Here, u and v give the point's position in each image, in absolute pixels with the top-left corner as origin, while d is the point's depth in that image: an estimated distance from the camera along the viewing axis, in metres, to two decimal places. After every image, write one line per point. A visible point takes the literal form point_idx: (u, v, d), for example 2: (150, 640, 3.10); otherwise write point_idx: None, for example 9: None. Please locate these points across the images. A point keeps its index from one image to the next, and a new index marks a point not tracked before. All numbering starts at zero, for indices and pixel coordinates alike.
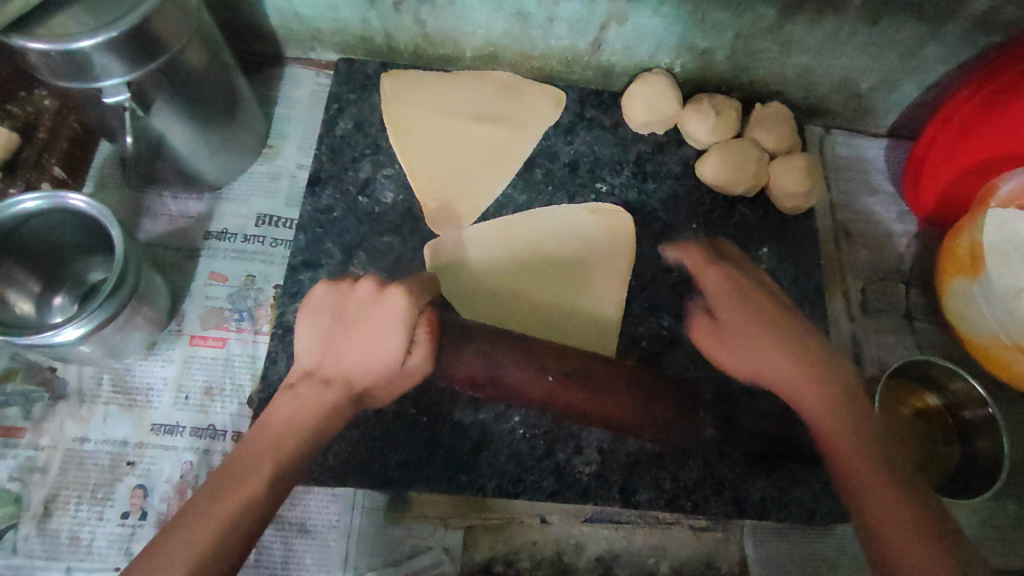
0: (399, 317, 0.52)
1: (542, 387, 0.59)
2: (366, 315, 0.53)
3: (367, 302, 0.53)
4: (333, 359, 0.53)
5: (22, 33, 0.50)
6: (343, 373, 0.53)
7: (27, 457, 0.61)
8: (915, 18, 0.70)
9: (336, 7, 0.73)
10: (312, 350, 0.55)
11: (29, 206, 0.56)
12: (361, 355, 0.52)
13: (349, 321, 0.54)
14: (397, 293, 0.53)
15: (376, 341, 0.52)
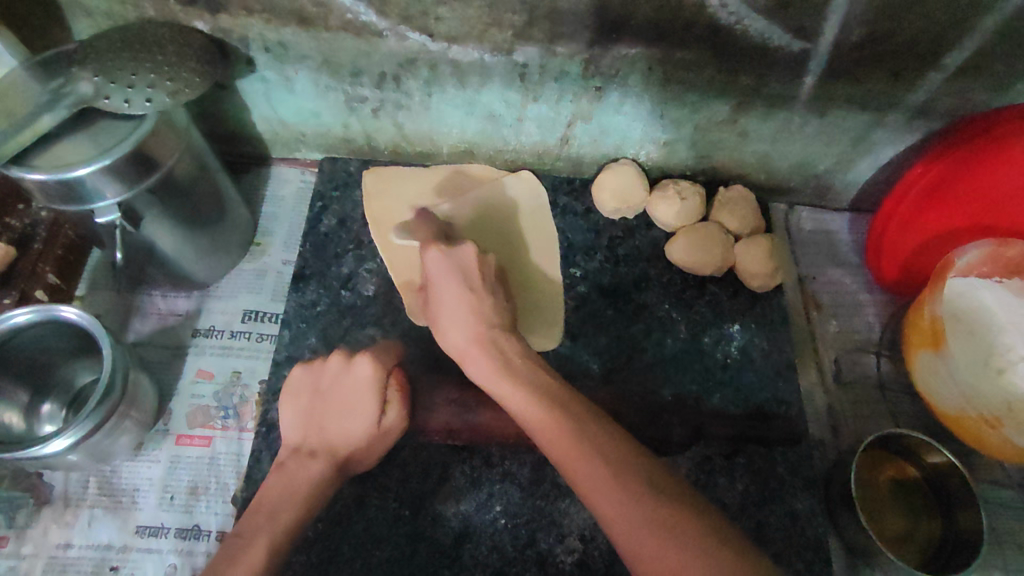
0: (372, 381, 0.62)
1: (513, 422, 0.68)
2: (341, 383, 0.61)
3: (340, 372, 0.62)
4: (315, 428, 0.59)
5: (23, 164, 0.56)
6: (329, 442, 0.59)
7: (8, 567, 0.62)
8: (857, 111, 0.75)
9: (320, 114, 0.79)
10: (295, 427, 0.60)
11: (22, 320, 0.58)
12: (344, 422, 0.59)
13: (327, 394, 0.61)
14: (368, 361, 0.63)
15: (355, 407, 0.60)
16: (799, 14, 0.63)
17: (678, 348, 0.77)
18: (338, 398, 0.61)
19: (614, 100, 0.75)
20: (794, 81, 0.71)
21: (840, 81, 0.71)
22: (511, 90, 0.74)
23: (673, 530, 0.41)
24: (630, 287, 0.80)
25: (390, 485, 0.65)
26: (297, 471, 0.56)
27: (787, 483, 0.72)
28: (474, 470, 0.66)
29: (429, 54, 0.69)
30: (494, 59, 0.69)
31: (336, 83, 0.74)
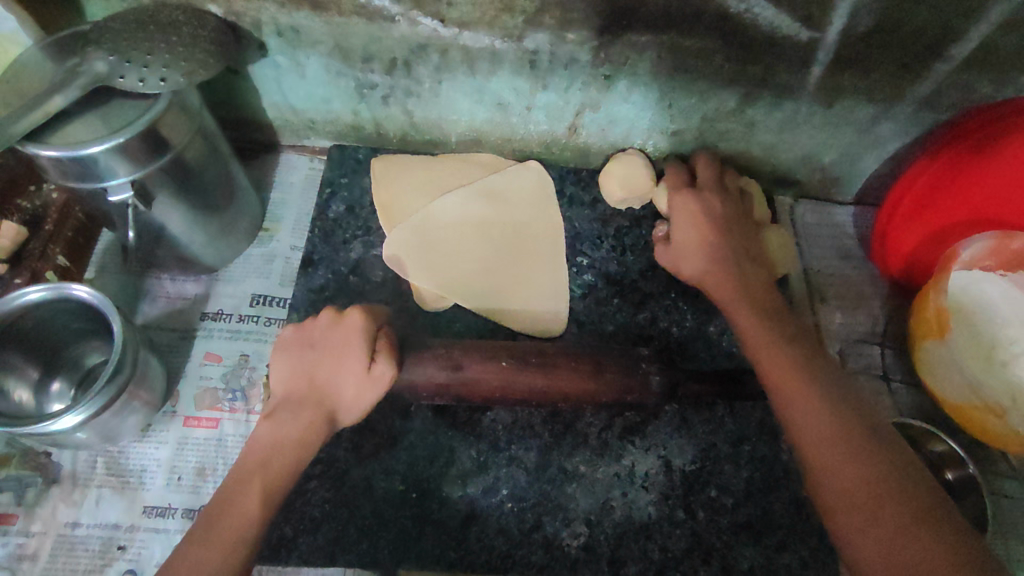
0: (357, 334, 0.58)
1: (497, 375, 0.65)
2: (330, 337, 0.58)
3: (328, 326, 0.59)
4: (303, 377, 0.58)
5: (36, 142, 0.56)
6: (318, 392, 0.57)
7: (17, 544, 0.62)
8: (864, 102, 0.75)
9: (330, 100, 0.80)
10: (286, 378, 0.58)
11: (35, 297, 0.59)
12: (334, 371, 0.57)
13: (317, 346, 0.59)
14: (359, 313, 0.59)
15: (342, 358, 0.57)
16: (808, 4, 0.64)
17: (685, 336, 0.77)
18: (326, 351, 0.58)
19: (623, 89, 0.75)
20: (802, 71, 0.71)
21: (848, 72, 0.71)
22: (521, 78, 0.74)
23: (858, 441, 0.50)
24: (637, 276, 0.81)
25: (397, 468, 0.65)
26: (282, 428, 0.55)
27: None
28: (481, 455, 0.66)
29: (440, 40, 0.70)
30: (505, 46, 0.70)
31: (347, 69, 0.74)
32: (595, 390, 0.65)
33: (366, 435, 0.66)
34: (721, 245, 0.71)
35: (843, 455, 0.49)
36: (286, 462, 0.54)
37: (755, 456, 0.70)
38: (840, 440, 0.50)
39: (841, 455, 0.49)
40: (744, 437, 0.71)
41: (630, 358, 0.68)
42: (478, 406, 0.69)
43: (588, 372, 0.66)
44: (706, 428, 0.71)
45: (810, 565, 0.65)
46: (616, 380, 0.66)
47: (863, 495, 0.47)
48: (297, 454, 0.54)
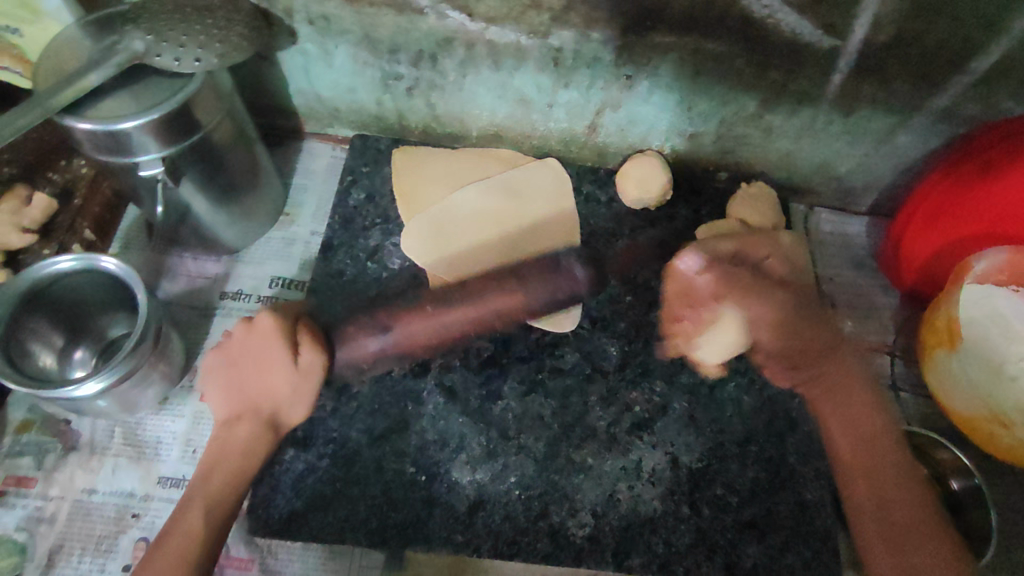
0: (274, 334, 0.59)
1: (427, 321, 0.69)
2: (248, 350, 0.59)
3: (242, 338, 0.59)
4: (238, 389, 0.59)
5: (73, 115, 0.58)
6: (251, 402, 0.58)
7: (35, 507, 0.63)
8: (883, 111, 0.76)
9: (355, 90, 0.81)
10: (221, 400, 0.60)
11: (66, 265, 0.60)
12: (264, 381, 0.59)
13: (239, 360, 0.59)
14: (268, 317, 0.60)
15: (264, 363, 0.58)
16: (830, 11, 0.65)
17: None
18: (246, 363, 0.59)
19: (644, 90, 0.76)
20: (822, 78, 0.72)
21: (868, 81, 0.72)
22: (544, 74, 0.76)
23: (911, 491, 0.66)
24: (650, 276, 0.82)
25: (408, 451, 0.66)
26: (228, 437, 0.58)
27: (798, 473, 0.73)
28: (490, 442, 0.67)
29: (466, 34, 0.71)
30: (530, 42, 0.71)
31: (374, 59, 0.76)
32: (529, 302, 0.71)
33: (378, 418, 0.67)
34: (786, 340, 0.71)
35: (909, 509, 0.65)
36: (226, 474, 0.58)
37: (761, 457, 0.72)
38: (905, 484, 0.66)
39: (913, 508, 0.64)
40: (751, 439, 0.72)
41: (553, 261, 0.74)
42: (489, 395, 0.70)
43: (513, 286, 0.71)
44: (714, 427, 0.72)
45: (810, 565, 0.67)
46: (546, 288, 0.72)
47: (913, 552, 0.62)
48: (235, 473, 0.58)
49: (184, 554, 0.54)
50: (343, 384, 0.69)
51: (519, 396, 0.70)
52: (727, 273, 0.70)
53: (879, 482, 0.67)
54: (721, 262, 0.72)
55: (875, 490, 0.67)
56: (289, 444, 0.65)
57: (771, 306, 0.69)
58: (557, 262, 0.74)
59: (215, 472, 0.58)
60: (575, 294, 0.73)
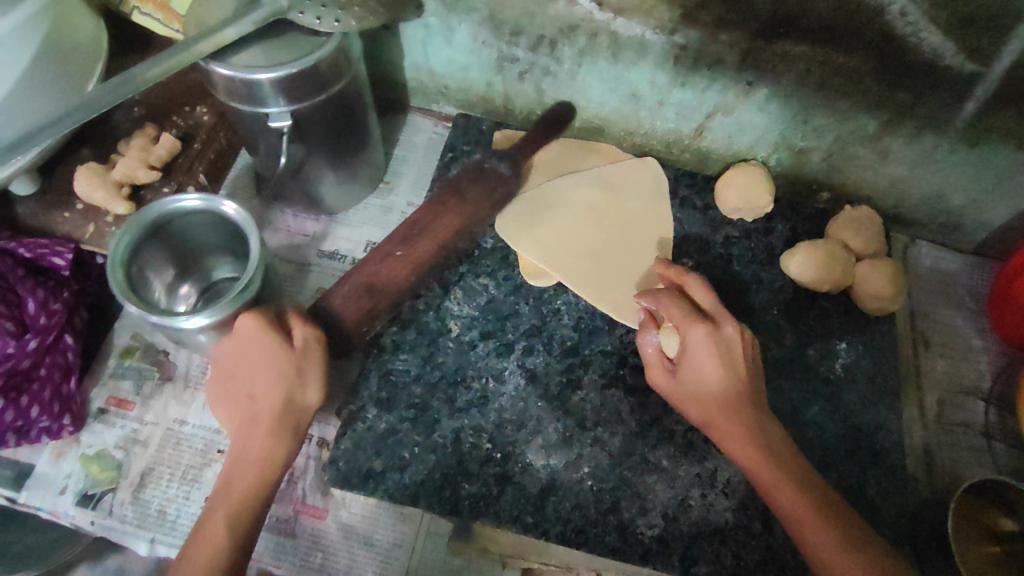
0: (259, 329, 0.57)
1: (399, 265, 0.68)
2: (237, 354, 0.58)
3: (229, 344, 0.58)
4: (239, 395, 0.58)
5: (217, 60, 0.61)
6: (260, 400, 0.56)
7: (131, 429, 0.66)
8: (1013, 147, 0.72)
9: (468, 69, 0.82)
10: (230, 415, 0.58)
11: (190, 204, 0.63)
12: (265, 383, 0.56)
13: (233, 371, 0.58)
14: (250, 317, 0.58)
15: (259, 361, 0.57)
16: (978, 34, 0.62)
17: (782, 355, 0.76)
18: (242, 366, 0.58)
19: (761, 98, 0.75)
20: (955, 104, 0.69)
21: (1004, 113, 0.69)
22: (661, 72, 0.75)
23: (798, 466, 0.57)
24: (740, 287, 0.80)
25: (485, 426, 0.66)
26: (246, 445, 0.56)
27: (877, 508, 0.70)
28: (567, 430, 0.67)
29: (592, 23, 0.71)
30: (654, 37, 0.71)
31: (494, 40, 0.77)
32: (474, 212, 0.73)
33: (459, 390, 0.68)
34: (728, 396, 0.59)
35: (780, 471, 0.56)
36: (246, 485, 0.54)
37: (839, 486, 0.70)
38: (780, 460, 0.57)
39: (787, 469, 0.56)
40: (830, 465, 0.71)
41: (476, 171, 0.75)
42: (570, 383, 0.70)
43: (453, 201, 0.72)
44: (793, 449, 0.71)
45: None
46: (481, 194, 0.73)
47: (812, 519, 0.53)
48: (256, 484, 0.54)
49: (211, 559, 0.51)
50: (429, 353, 0.70)
51: (599, 388, 0.70)
52: (689, 345, 0.61)
53: (721, 436, 0.59)
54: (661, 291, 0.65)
55: (736, 455, 0.59)
56: (373, 404, 0.67)
57: (721, 349, 0.60)
58: (479, 167, 0.75)
59: (236, 477, 0.55)
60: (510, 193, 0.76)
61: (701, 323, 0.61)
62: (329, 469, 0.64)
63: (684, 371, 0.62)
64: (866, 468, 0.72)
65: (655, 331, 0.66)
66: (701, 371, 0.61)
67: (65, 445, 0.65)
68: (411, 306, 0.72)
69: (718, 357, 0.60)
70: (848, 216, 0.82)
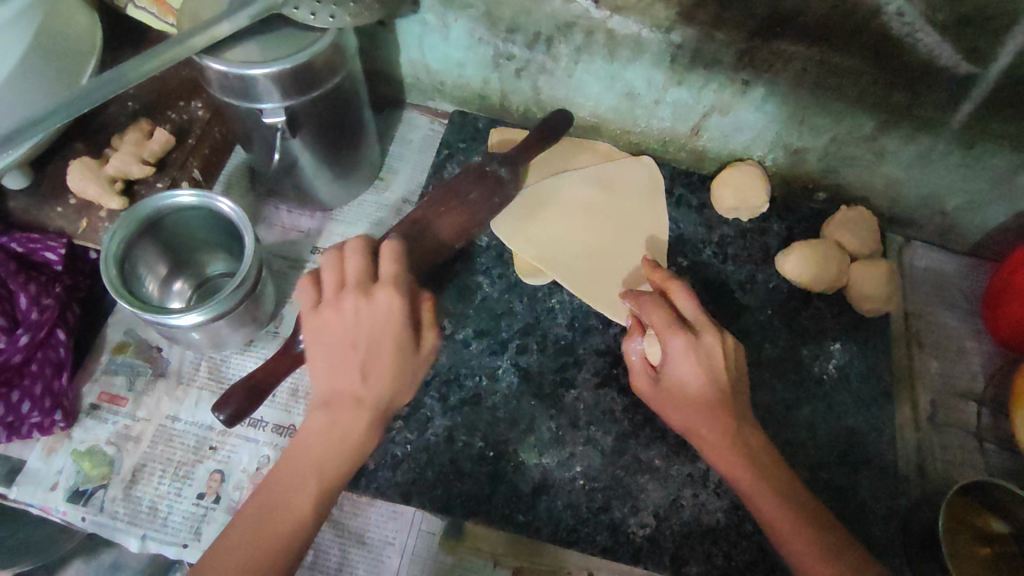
0: (400, 311, 0.55)
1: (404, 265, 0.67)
2: (364, 323, 0.54)
3: (359, 307, 0.55)
4: (350, 369, 0.54)
5: (211, 55, 0.61)
6: (378, 388, 0.54)
7: (123, 425, 0.66)
8: (1009, 148, 0.72)
9: (464, 66, 0.82)
10: (325, 379, 0.55)
11: (186, 200, 0.63)
12: (381, 368, 0.54)
13: (358, 344, 0.54)
14: (388, 288, 0.55)
15: (387, 343, 0.54)
16: (975, 36, 0.62)
17: (776, 355, 0.76)
18: (362, 341, 0.54)
19: (757, 97, 0.75)
20: (951, 105, 0.69)
21: (1000, 115, 0.69)
22: (657, 70, 0.75)
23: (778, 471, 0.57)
24: (735, 287, 0.80)
25: (478, 425, 0.66)
26: (337, 422, 0.53)
27: (868, 508, 0.70)
28: (560, 428, 0.67)
29: (589, 21, 0.71)
30: (651, 35, 0.71)
31: (490, 37, 0.76)
32: (474, 215, 0.72)
33: (453, 389, 0.68)
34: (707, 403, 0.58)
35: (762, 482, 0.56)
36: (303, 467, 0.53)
37: (831, 486, 0.71)
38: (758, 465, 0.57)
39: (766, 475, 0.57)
40: (822, 465, 0.71)
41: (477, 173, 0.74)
42: (563, 381, 0.70)
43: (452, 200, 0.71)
44: (786, 448, 0.72)
45: None
46: (482, 197, 0.73)
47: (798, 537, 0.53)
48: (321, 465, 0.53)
49: (266, 541, 0.50)
50: None
51: (592, 387, 0.70)
52: (668, 352, 0.60)
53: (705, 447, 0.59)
54: (643, 297, 0.63)
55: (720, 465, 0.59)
56: None
57: (700, 359, 0.59)
58: (479, 170, 0.74)
59: (315, 449, 0.53)
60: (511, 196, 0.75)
61: (681, 332, 0.59)
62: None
63: (666, 381, 0.61)
64: (858, 468, 0.72)
65: (640, 337, 0.66)
66: (683, 378, 0.59)
67: (56, 441, 0.65)
68: None
69: (700, 365, 0.59)
70: (843, 217, 0.82)
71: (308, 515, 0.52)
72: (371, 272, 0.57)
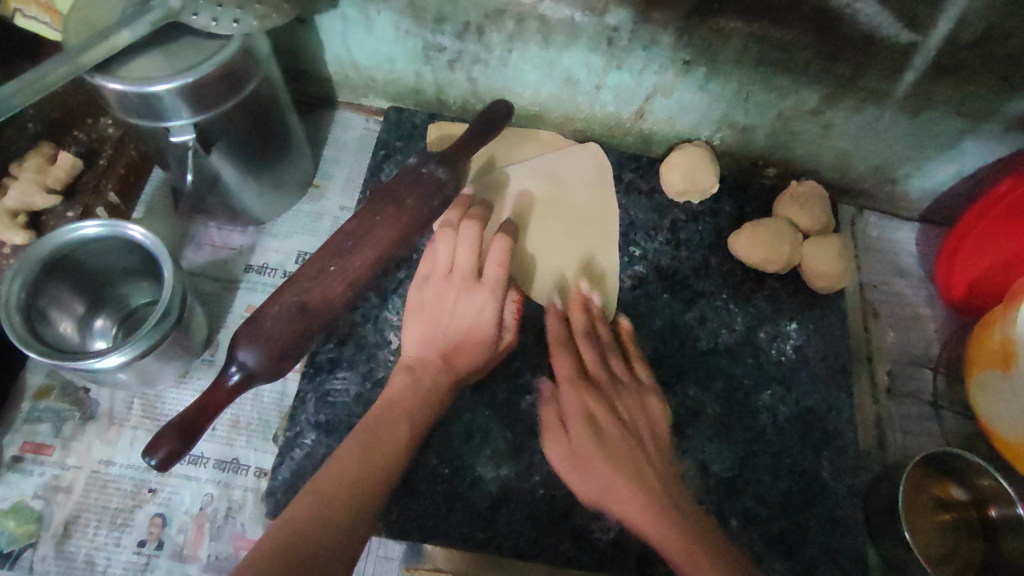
0: (493, 311, 0.62)
1: (342, 281, 0.61)
2: (460, 304, 0.62)
3: (460, 297, 0.62)
4: (440, 338, 0.62)
5: (104, 73, 0.54)
6: (454, 360, 0.62)
7: (52, 476, 0.62)
8: (954, 115, 0.71)
9: (394, 60, 0.77)
10: (416, 342, 0.63)
11: (89, 232, 0.59)
12: (465, 347, 0.62)
13: (450, 322, 0.62)
14: (488, 289, 0.62)
15: (477, 328, 0.62)
16: (915, 3, 0.59)
17: (733, 341, 0.75)
18: (454, 319, 0.62)
19: (700, 77, 0.72)
20: (894, 75, 0.67)
21: (944, 82, 0.67)
22: (595, 55, 0.71)
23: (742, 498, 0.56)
24: (690, 273, 0.78)
25: (431, 443, 0.65)
26: (416, 381, 0.60)
27: (831, 488, 0.70)
28: (517, 437, 0.66)
29: (518, 7, 0.67)
30: (585, 20, 0.67)
31: (417, 28, 0.72)
32: (413, 219, 0.66)
33: None
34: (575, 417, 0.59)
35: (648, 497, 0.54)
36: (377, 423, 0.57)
37: (794, 469, 0.70)
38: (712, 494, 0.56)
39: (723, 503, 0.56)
40: (784, 449, 0.71)
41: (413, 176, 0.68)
42: (517, 388, 0.68)
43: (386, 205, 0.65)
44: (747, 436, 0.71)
45: None
46: (420, 200, 0.66)
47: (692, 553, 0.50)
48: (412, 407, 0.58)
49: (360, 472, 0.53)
50: (368, 369, 0.66)
51: None
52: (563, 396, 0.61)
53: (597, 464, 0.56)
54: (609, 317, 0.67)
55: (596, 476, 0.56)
56: (311, 429, 0.64)
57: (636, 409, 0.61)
58: (416, 171, 0.67)
59: (400, 398, 0.59)
60: (451, 197, 0.69)
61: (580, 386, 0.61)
62: (268, 502, 0.61)
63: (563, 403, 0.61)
64: (820, 448, 0.72)
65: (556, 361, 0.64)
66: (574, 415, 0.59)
67: None
68: (347, 320, 0.68)
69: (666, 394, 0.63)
70: (795, 193, 0.80)
71: (404, 446, 0.56)
72: (478, 263, 0.64)
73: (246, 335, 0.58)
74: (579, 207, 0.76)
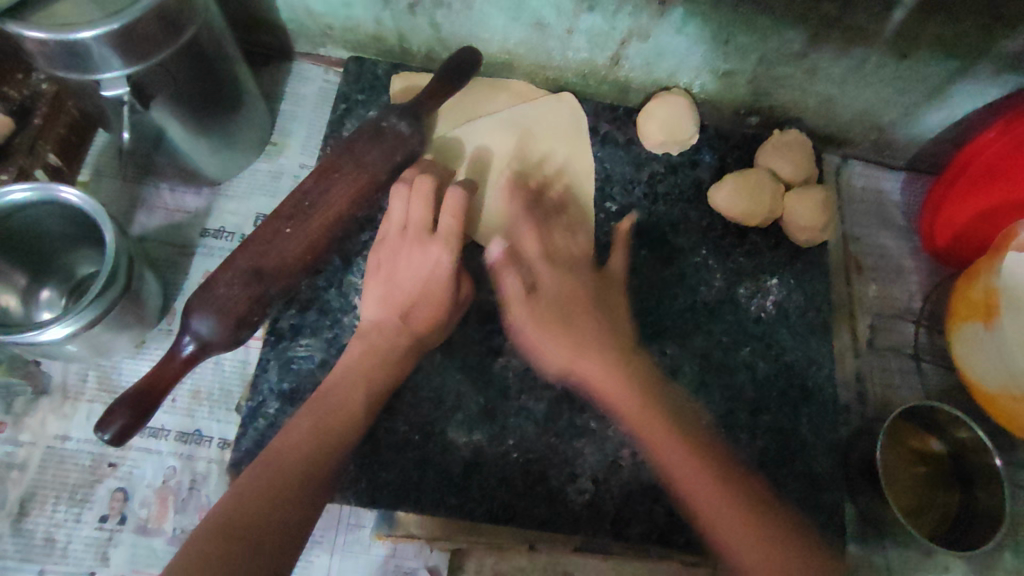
0: (447, 267, 0.59)
1: (300, 242, 0.58)
2: (413, 262, 0.59)
3: (414, 253, 0.59)
4: (399, 303, 0.59)
5: (18, 19, 0.49)
6: (412, 324, 0.59)
7: (5, 453, 0.60)
8: (944, 55, 0.67)
9: (350, 5, 0.72)
10: (374, 306, 0.60)
11: (18, 197, 0.55)
12: (425, 308, 0.59)
13: (405, 283, 0.59)
14: (440, 243, 0.59)
15: (432, 287, 0.59)
16: None
17: (712, 297, 0.73)
18: (409, 279, 0.59)
19: (677, 18, 0.68)
20: (881, 13, 0.63)
21: (934, 20, 0.63)
22: None
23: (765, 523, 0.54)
24: (668, 228, 0.75)
25: (400, 408, 0.63)
26: (377, 343, 0.58)
27: (810, 445, 0.69)
28: (489, 402, 0.64)
29: None
30: None
31: None
32: (374, 175, 0.62)
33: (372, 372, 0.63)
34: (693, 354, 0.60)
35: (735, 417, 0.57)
36: (335, 400, 0.54)
37: (772, 426, 0.69)
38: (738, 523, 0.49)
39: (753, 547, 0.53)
40: (764, 408, 0.70)
41: (373, 130, 0.64)
42: (489, 351, 0.66)
43: (347, 162, 0.61)
44: (727, 394, 0.70)
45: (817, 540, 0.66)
46: (379, 155, 0.62)
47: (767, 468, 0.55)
48: (366, 377, 0.56)
49: (319, 436, 0.52)
50: (333, 335, 0.64)
51: (521, 353, 0.66)
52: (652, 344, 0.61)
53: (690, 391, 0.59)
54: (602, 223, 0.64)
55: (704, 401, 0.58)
56: (275, 398, 0.62)
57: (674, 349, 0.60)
58: (375, 125, 0.63)
59: (354, 374, 0.57)
60: (415, 152, 0.65)
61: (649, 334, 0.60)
62: (231, 473, 0.60)
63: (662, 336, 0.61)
64: (797, 404, 0.70)
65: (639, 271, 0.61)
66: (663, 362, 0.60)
67: None
68: (309, 285, 0.65)
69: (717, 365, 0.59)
70: (774, 142, 0.77)
71: (359, 413, 0.54)
72: (433, 218, 0.60)
73: (197, 302, 0.55)
74: (548, 160, 0.72)
